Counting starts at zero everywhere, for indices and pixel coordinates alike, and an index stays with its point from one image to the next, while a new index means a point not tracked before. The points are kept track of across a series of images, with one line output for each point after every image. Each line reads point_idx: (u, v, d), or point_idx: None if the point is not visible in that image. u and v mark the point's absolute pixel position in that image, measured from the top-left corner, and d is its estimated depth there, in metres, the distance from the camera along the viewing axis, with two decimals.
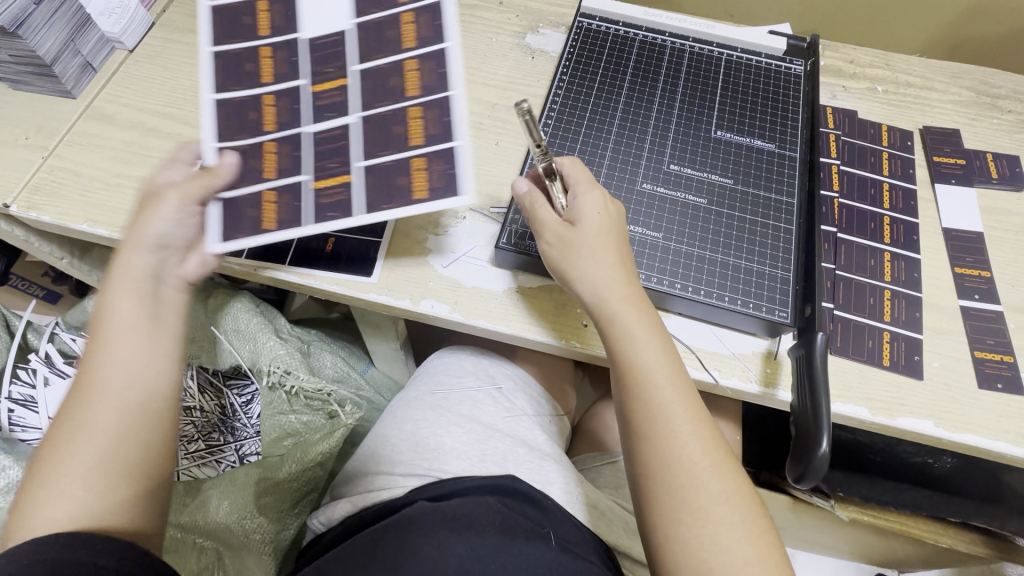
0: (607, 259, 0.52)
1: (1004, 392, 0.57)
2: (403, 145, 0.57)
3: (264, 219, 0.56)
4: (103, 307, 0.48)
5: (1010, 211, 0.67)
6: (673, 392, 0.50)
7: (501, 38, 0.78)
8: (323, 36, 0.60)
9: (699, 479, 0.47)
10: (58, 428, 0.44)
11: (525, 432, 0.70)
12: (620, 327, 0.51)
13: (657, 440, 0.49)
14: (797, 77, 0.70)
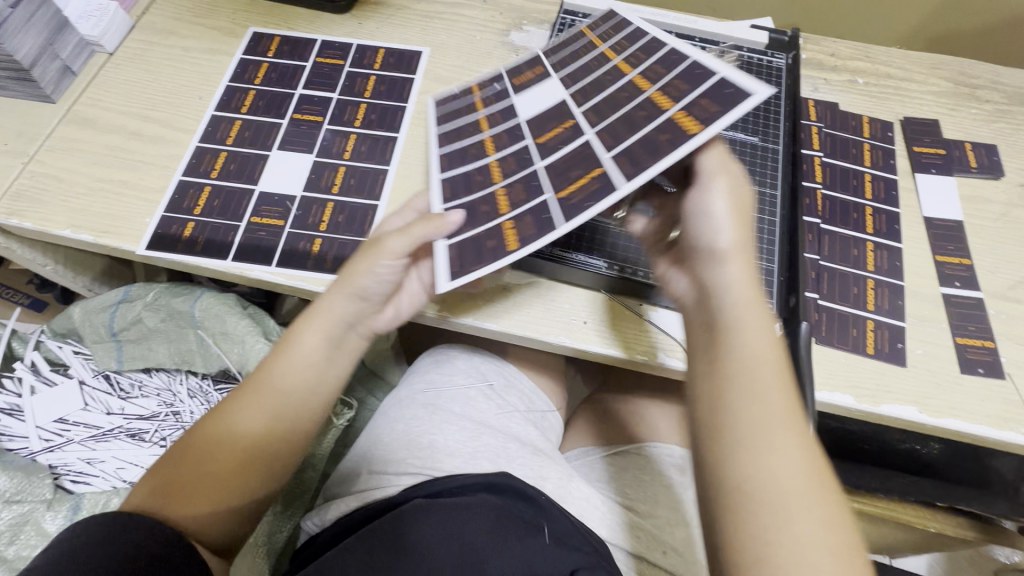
0: (738, 258, 0.46)
1: (985, 377, 0.58)
2: (648, 119, 0.51)
3: (507, 241, 0.51)
4: (295, 338, 0.54)
5: (989, 199, 0.68)
6: (778, 392, 0.41)
7: (485, 37, 0.78)
8: (539, 89, 0.61)
9: (798, 494, 0.37)
10: (203, 435, 0.52)
11: (517, 427, 0.70)
12: (738, 316, 0.44)
13: (750, 441, 0.39)
14: (779, 71, 0.71)
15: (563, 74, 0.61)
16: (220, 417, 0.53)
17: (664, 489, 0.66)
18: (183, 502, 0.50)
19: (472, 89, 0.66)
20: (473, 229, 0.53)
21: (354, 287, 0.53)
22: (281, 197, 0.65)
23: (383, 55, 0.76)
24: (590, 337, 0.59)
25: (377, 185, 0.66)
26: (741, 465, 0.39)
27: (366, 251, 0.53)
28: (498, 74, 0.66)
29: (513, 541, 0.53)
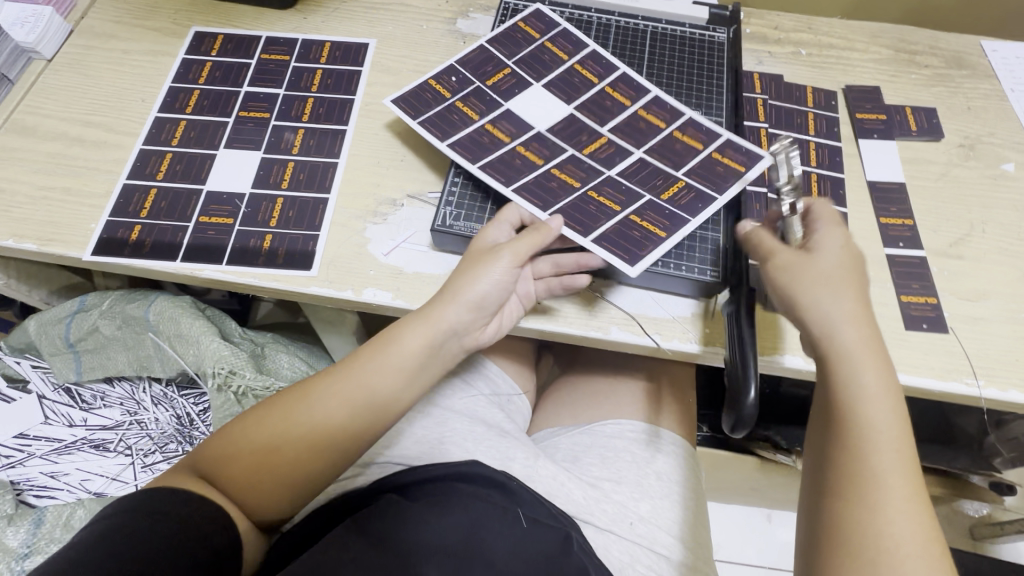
0: (847, 309, 0.46)
1: (929, 332, 0.59)
2: (696, 149, 0.63)
3: (653, 230, 0.58)
4: (392, 338, 0.55)
5: (930, 160, 0.70)
6: (896, 459, 0.42)
7: (431, 25, 0.78)
8: (538, 100, 0.67)
9: (900, 558, 0.39)
10: (272, 410, 0.54)
11: (481, 411, 0.71)
12: (850, 367, 0.45)
13: (861, 501, 0.41)
14: (721, 44, 0.72)
15: (542, 83, 0.68)
16: (296, 409, 0.54)
17: (628, 463, 0.67)
18: (245, 482, 0.52)
19: (441, 89, 0.67)
20: (604, 227, 0.58)
21: (463, 299, 0.55)
22: (229, 195, 0.65)
23: (329, 48, 0.75)
24: (544, 315, 0.59)
25: (327, 178, 0.66)
26: (847, 521, 0.41)
27: (479, 264, 0.55)
28: (456, 70, 0.69)
29: (490, 515, 0.55)
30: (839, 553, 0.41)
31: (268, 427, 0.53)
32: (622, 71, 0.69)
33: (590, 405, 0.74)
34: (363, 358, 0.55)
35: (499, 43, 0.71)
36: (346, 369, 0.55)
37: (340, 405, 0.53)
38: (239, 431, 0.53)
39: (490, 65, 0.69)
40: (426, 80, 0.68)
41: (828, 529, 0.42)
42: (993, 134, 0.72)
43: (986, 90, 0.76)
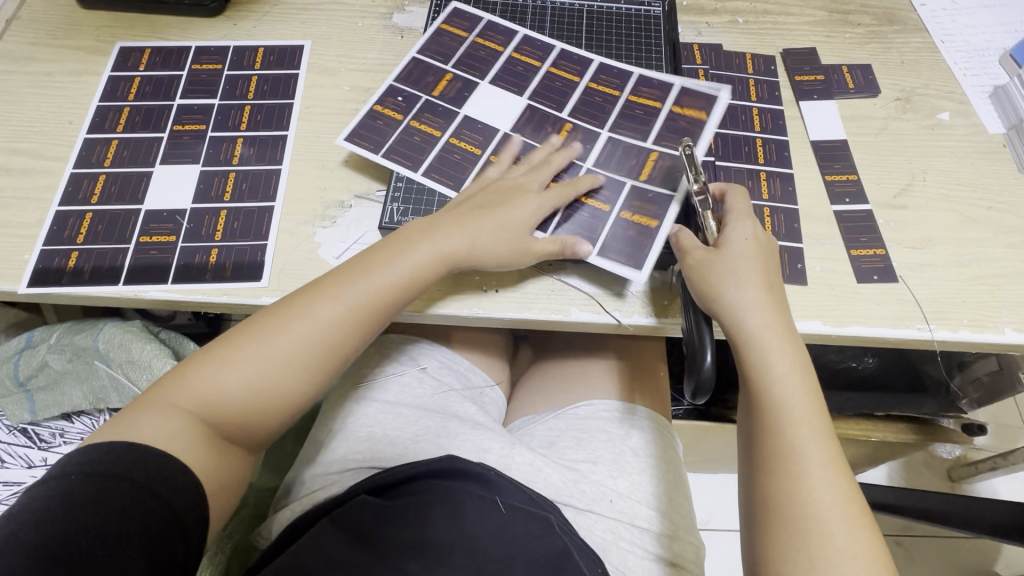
0: (753, 292, 0.52)
1: (880, 282, 0.61)
2: (655, 111, 0.65)
3: (644, 219, 0.59)
4: (401, 257, 0.55)
5: (870, 115, 0.72)
6: (809, 431, 0.47)
7: (367, 22, 0.76)
8: (492, 97, 0.66)
9: (824, 521, 0.44)
10: (249, 335, 0.52)
11: (453, 406, 0.70)
12: (761, 352, 0.50)
13: (786, 474, 0.46)
14: (658, 18, 0.72)
15: (488, 80, 0.67)
16: (304, 347, 0.52)
17: (603, 442, 0.67)
18: (226, 416, 0.50)
19: (391, 112, 0.65)
20: (598, 231, 0.59)
21: (485, 252, 0.56)
22: (169, 212, 0.63)
23: (262, 53, 0.73)
24: (503, 304, 0.59)
25: (271, 185, 0.64)
26: (774, 493, 0.46)
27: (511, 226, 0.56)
28: (399, 87, 0.67)
29: (468, 505, 0.55)
30: (772, 521, 0.46)
31: (250, 358, 0.51)
32: (562, 48, 0.69)
33: (563, 390, 0.74)
34: (365, 287, 0.54)
35: (434, 53, 0.69)
36: (353, 299, 0.53)
37: (346, 347, 0.53)
38: (230, 366, 0.50)
39: (432, 74, 0.67)
40: (371, 106, 0.65)
41: (759, 504, 0.47)
42: (927, 86, 0.74)
43: (918, 43, 0.78)
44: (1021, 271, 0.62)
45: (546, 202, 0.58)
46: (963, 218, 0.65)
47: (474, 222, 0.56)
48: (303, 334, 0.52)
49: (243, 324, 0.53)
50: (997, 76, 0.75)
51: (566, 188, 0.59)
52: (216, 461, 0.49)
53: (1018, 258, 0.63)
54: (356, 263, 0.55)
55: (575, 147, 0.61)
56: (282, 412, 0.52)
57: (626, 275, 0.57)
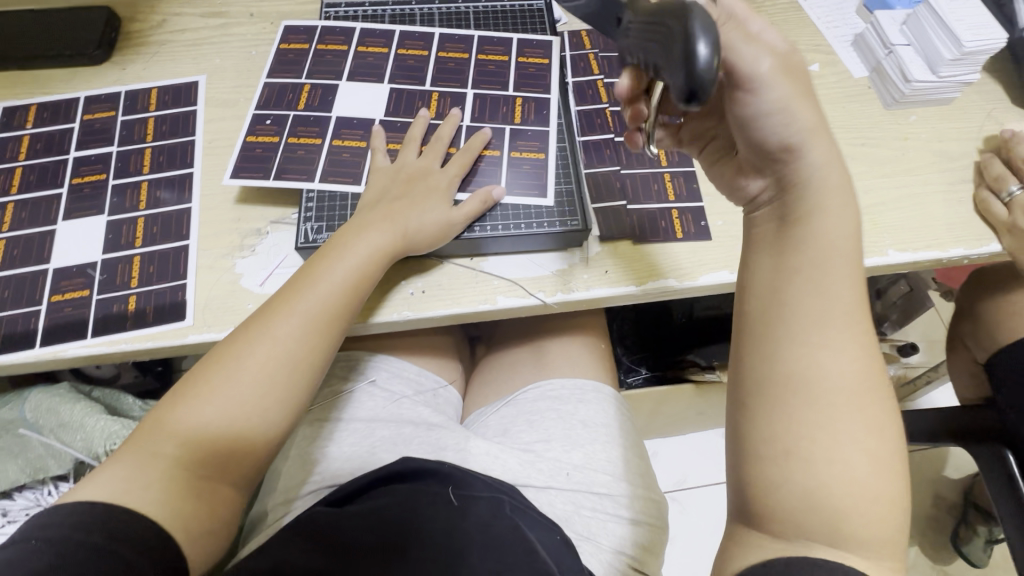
0: (805, 132, 0.46)
1: None
2: (507, 63, 0.69)
3: (535, 154, 0.64)
4: (338, 258, 0.55)
5: None
6: (843, 299, 0.44)
7: (259, 50, 0.77)
8: (358, 96, 0.66)
9: (832, 387, 0.42)
10: (209, 366, 0.52)
11: (405, 413, 0.71)
12: (809, 210, 0.46)
13: (796, 337, 0.43)
14: (541, 10, 0.75)
15: (347, 80, 0.67)
16: (269, 364, 0.52)
17: (554, 421, 0.69)
18: (198, 456, 0.49)
19: (266, 137, 0.64)
20: (503, 176, 0.63)
21: (418, 234, 0.57)
22: (79, 267, 0.61)
23: (156, 94, 0.73)
24: (432, 303, 0.60)
25: (183, 224, 0.64)
26: (790, 365, 0.43)
27: (428, 200, 0.59)
28: (264, 113, 0.65)
29: (423, 503, 0.57)
30: (781, 393, 0.42)
31: (200, 399, 0.50)
32: (438, 32, 0.71)
33: (512, 377, 0.76)
34: (320, 295, 0.54)
35: (285, 72, 0.68)
36: (308, 311, 0.54)
37: (312, 357, 0.54)
38: (199, 400, 0.50)
39: (290, 92, 0.66)
40: (243, 139, 0.64)
41: (773, 372, 0.43)
42: (796, 42, 0.80)
43: (784, 4, 0.84)
44: (897, 198, 0.68)
45: (453, 175, 0.61)
46: (840, 156, 0.71)
47: (402, 214, 0.58)
48: (264, 351, 0.52)
49: (207, 360, 0.53)
50: (855, 25, 0.82)
51: (463, 156, 0.62)
52: (196, 505, 0.49)
53: (892, 186, 0.69)
54: (303, 274, 0.55)
55: (455, 114, 0.64)
56: (257, 431, 0.52)
57: (542, 207, 0.61)
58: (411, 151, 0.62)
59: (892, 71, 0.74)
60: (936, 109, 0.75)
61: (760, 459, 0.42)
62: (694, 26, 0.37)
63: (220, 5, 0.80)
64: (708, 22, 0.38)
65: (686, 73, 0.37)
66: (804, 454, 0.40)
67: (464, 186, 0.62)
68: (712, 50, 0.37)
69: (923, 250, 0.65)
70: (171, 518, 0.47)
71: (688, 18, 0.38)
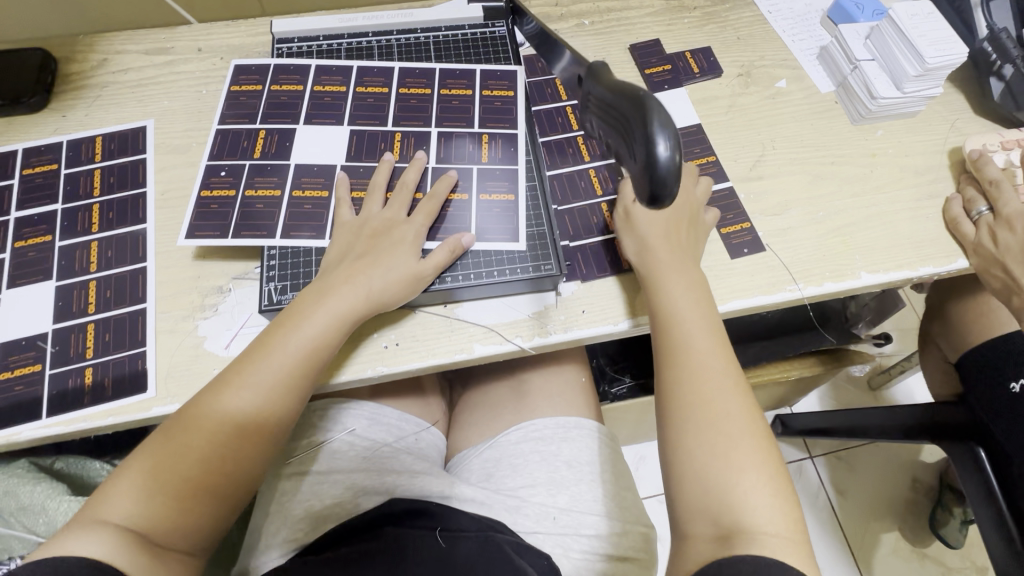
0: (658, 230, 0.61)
1: (751, 254, 0.66)
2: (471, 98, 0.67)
3: (505, 196, 0.63)
4: (307, 307, 0.54)
5: (717, 96, 0.76)
6: (705, 343, 0.57)
7: (210, 89, 0.73)
8: (316, 141, 0.64)
9: (723, 417, 0.53)
10: (173, 427, 0.50)
11: (385, 460, 0.70)
12: (659, 278, 0.59)
13: (691, 380, 0.55)
14: (504, 38, 0.73)
15: (305, 123, 0.64)
16: (231, 435, 0.50)
17: (538, 463, 0.69)
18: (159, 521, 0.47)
19: (221, 191, 0.61)
20: (473, 220, 0.61)
21: (383, 288, 0.55)
22: (28, 340, 0.58)
23: (101, 143, 0.68)
24: (406, 356, 0.59)
25: (139, 286, 0.60)
26: (679, 412, 0.54)
27: (394, 253, 0.57)
28: (218, 163, 0.62)
29: (410, 544, 0.59)
30: (676, 435, 0.54)
31: (164, 463, 0.48)
32: (398, 67, 0.68)
33: (493, 415, 0.76)
34: (286, 353, 0.52)
35: (238, 117, 0.64)
36: (274, 364, 0.52)
37: (279, 415, 0.52)
38: (161, 472, 0.48)
39: (244, 139, 0.63)
40: (197, 193, 0.61)
41: (666, 421, 0.55)
42: (763, 57, 0.80)
43: (749, 17, 0.83)
44: (867, 217, 0.69)
45: (419, 227, 0.59)
46: (811, 177, 0.71)
47: (365, 272, 0.56)
48: (227, 424, 0.50)
49: (174, 419, 0.51)
50: (820, 37, 0.82)
51: (430, 204, 0.59)
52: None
53: (862, 205, 0.69)
54: (273, 329, 0.54)
55: (421, 157, 0.62)
56: (219, 502, 0.50)
57: (514, 252, 0.60)
58: (373, 203, 0.60)
59: (858, 87, 0.74)
60: (902, 123, 0.75)
61: (676, 495, 0.52)
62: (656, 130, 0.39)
63: (166, 41, 0.76)
64: (669, 120, 0.39)
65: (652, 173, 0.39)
66: (710, 485, 0.50)
67: (433, 234, 0.60)
68: (672, 147, 0.39)
69: (894, 270, 0.66)
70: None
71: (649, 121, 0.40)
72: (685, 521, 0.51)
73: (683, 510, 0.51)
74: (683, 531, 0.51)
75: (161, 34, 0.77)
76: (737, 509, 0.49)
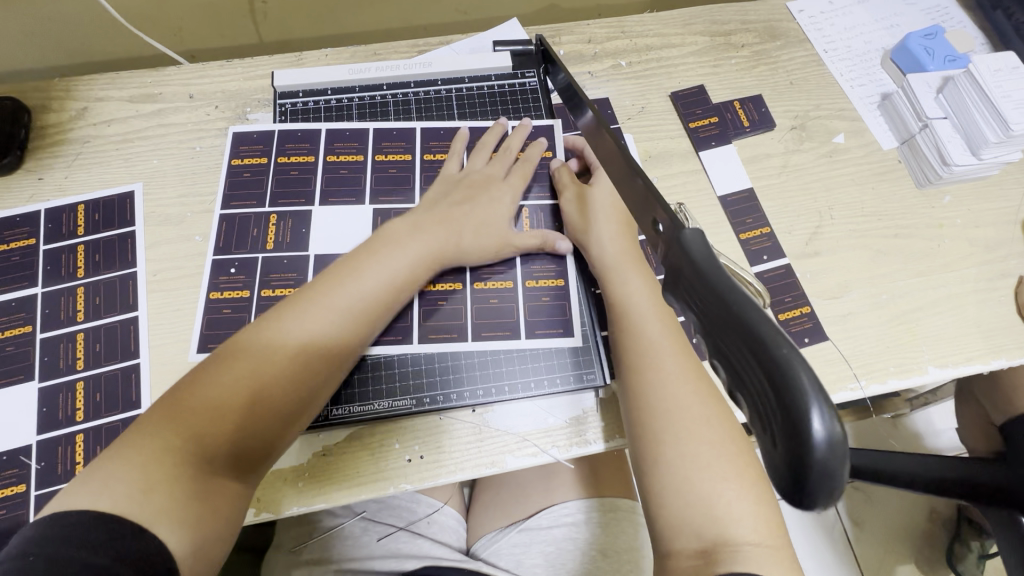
0: (612, 228, 0.58)
1: (812, 345, 0.60)
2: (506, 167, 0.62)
3: (554, 281, 0.60)
4: (388, 249, 0.53)
5: (769, 153, 0.69)
6: (659, 327, 0.52)
7: (204, 144, 0.65)
8: (332, 223, 0.60)
9: (685, 414, 0.47)
10: (239, 349, 0.46)
11: (404, 547, 0.64)
12: (618, 276, 0.56)
13: (643, 367, 0.51)
14: (535, 89, 0.68)
15: (321, 205, 0.61)
16: (288, 363, 0.46)
17: (572, 554, 0.63)
18: (206, 451, 0.41)
19: (232, 292, 0.57)
20: (520, 312, 0.59)
21: (472, 240, 0.57)
22: (10, 454, 0.52)
23: (84, 213, 0.61)
24: (432, 472, 0.53)
25: (131, 389, 0.54)
26: (644, 416, 0.48)
27: (486, 199, 0.59)
28: (226, 258, 0.59)
29: None
30: (650, 445, 0.47)
31: (224, 388, 0.43)
32: (419, 127, 0.65)
33: (519, 497, 0.71)
34: (363, 288, 0.50)
35: (243, 200, 0.61)
36: (356, 298, 0.50)
37: (343, 362, 0.49)
38: (220, 396, 0.43)
39: (254, 226, 0.60)
40: (206, 296, 0.57)
41: (633, 424, 0.49)
42: (819, 106, 0.72)
43: (803, 57, 0.75)
44: (933, 300, 0.62)
45: (515, 188, 0.61)
46: (873, 252, 0.64)
47: (457, 220, 0.57)
48: (292, 347, 0.46)
49: (240, 340, 0.46)
50: (883, 82, 0.73)
51: (524, 167, 0.62)
52: (196, 509, 0.39)
53: (929, 286, 0.63)
54: (346, 264, 0.52)
55: (526, 124, 0.64)
56: (266, 447, 0.45)
57: (567, 348, 0.58)
58: (476, 158, 0.62)
59: (928, 149, 0.66)
60: (972, 187, 0.68)
61: (654, 511, 0.45)
62: (791, 393, 0.20)
63: (152, 85, 0.68)
64: (810, 369, 0.21)
65: (789, 453, 0.20)
66: (689, 499, 0.43)
67: (473, 330, 0.57)
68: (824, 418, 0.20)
69: (963, 364, 0.60)
70: (177, 525, 0.38)
71: (775, 364, 0.21)
72: (666, 536, 0.44)
73: (663, 525, 0.44)
74: (664, 549, 0.44)
75: (147, 76, 0.68)
76: (722, 523, 0.42)
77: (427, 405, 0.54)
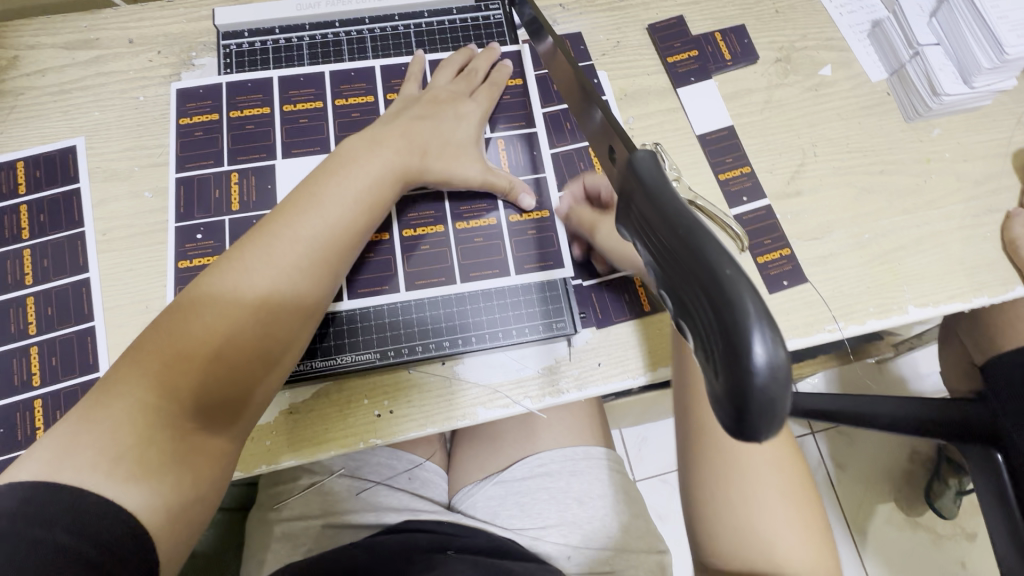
0: None
1: (790, 287, 0.58)
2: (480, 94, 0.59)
3: (537, 214, 0.58)
4: (351, 170, 0.49)
5: (752, 88, 0.65)
6: None
7: (148, 93, 0.60)
8: (298, 177, 0.57)
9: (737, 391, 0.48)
10: (201, 288, 0.43)
11: (383, 501, 0.65)
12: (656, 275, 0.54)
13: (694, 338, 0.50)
14: (500, 21, 0.64)
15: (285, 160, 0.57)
16: (251, 301, 0.43)
17: (546, 501, 0.63)
18: (170, 398, 0.39)
19: (202, 258, 0.54)
20: (507, 249, 0.57)
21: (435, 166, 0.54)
22: None
23: (24, 170, 0.58)
24: (404, 424, 0.52)
25: (88, 352, 0.52)
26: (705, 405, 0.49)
27: (445, 115, 0.56)
28: (190, 225, 0.55)
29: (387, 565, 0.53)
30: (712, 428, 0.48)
31: (185, 331, 0.41)
32: (378, 66, 0.61)
33: (494, 448, 0.70)
34: (327, 220, 0.47)
35: (199, 161, 0.57)
36: (318, 230, 0.46)
37: (315, 298, 0.46)
38: (182, 340, 0.41)
39: (214, 187, 0.57)
40: (175, 266, 0.54)
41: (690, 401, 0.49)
42: (805, 36, 0.67)
43: None
44: (918, 238, 0.60)
45: (481, 106, 0.58)
46: (857, 189, 0.62)
47: (415, 138, 0.53)
48: (251, 287, 0.43)
49: (202, 278, 0.44)
50: (873, 7, 0.69)
51: (490, 88, 0.59)
52: (177, 469, 0.39)
53: (912, 223, 0.61)
54: (305, 189, 0.48)
55: (494, 48, 0.61)
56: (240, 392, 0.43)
57: (536, 296, 0.56)
58: (442, 76, 0.58)
59: (918, 79, 0.63)
60: (963, 119, 0.65)
61: None
62: (737, 319, 0.19)
63: (88, 30, 0.63)
64: (756, 293, 0.19)
65: (746, 377, 0.19)
66: None
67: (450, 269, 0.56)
68: (770, 344, 0.18)
69: (946, 301, 0.58)
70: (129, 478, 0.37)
71: (720, 289, 0.19)
72: None
73: None
74: None
75: (82, 20, 0.63)
76: None
77: (392, 358, 0.53)
